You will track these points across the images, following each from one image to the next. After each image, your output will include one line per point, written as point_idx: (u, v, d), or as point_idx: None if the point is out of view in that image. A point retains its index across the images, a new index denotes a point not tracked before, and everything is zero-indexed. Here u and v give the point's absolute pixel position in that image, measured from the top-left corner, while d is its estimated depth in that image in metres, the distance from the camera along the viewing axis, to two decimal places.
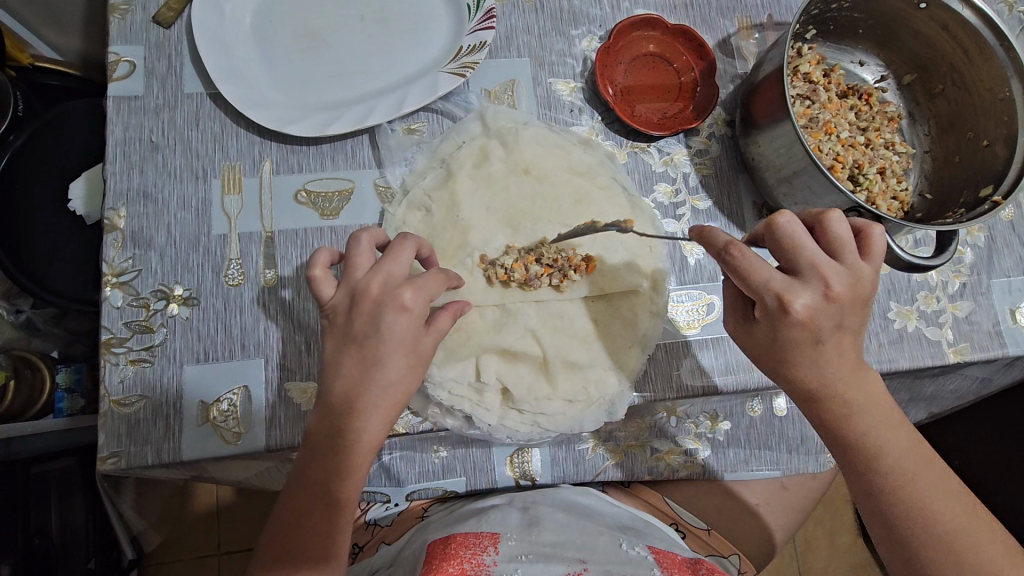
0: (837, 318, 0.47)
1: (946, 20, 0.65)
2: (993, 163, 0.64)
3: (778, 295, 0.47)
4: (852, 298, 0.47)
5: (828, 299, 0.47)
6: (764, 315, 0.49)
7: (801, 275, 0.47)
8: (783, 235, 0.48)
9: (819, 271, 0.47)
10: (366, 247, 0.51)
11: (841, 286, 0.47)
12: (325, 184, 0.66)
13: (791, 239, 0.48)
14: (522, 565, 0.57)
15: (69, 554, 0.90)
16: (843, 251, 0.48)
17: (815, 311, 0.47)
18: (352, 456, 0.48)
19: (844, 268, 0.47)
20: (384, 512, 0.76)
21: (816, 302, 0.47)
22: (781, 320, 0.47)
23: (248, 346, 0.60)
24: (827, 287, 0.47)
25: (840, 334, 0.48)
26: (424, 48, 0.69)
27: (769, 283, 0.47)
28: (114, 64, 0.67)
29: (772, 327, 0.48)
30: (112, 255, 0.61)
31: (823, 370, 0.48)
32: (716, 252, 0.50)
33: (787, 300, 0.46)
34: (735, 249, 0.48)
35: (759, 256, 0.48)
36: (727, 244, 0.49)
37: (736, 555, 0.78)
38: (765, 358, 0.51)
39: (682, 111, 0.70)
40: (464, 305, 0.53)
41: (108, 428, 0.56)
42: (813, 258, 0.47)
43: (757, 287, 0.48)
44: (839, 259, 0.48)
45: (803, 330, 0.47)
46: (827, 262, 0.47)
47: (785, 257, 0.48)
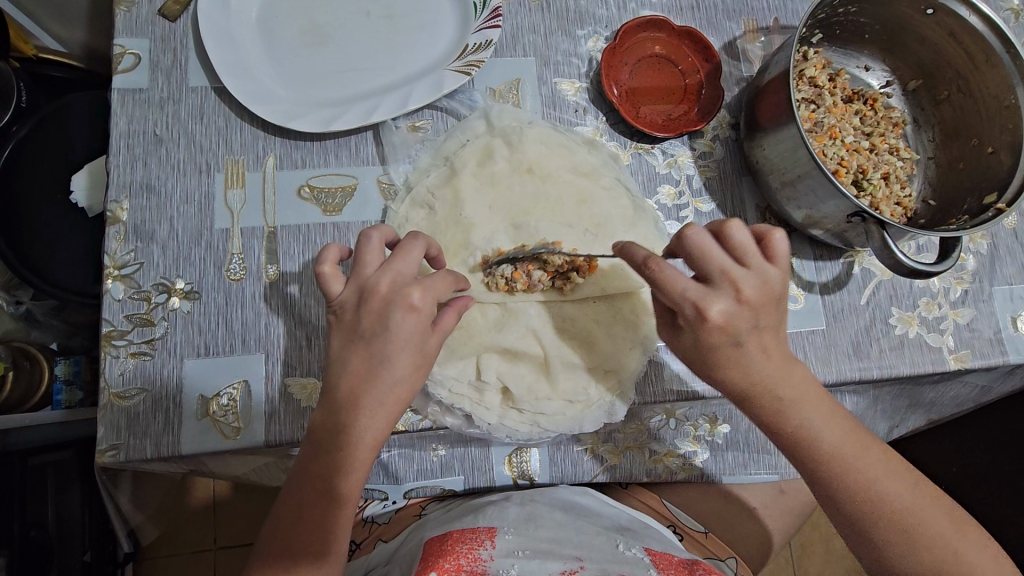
0: (753, 319, 0.49)
1: (954, 27, 0.65)
2: (996, 170, 0.65)
3: (694, 303, 0.48)
4: (764, 300, 0.49)
5: (741, 304, 0.48)
6: (685, 323, 0.50)
7: (713, 283, 0.49)
8: (690, 246, 0.49)
9: (730, 277, 0.49)
10: (377, 245, 0.50)
11: (752, 291, 0.48)
12: (328, 180, 0.66)
13: (699, 249, 0.49)
14: (519, 561, 0.59)
15: (64, 546, 0.89)
16: (749, 256, 0.50)
17: (728, 316, 0.48)
18: (353, 453, 0.48)
19: (752, 272, 0.49)
20: (381, 509, 0.77)
21: (730, 308, 0.48)
22: (701, 327, 0.49)
23: (249, 341, 0.60)
24: (739, 291, 0.48)
25: (759, 335, 0.49)
26: (430, 46, 0.69)
27: (685, 293, 0.48)
28: (119, 56, 0.67)
29: (694, 336, 0.50)
30: (114, 248, 0.61)
31: (755, 372, 0.50)
32: (635, 265, 0.52)
33: (703, 308, 0.48)
34: (652, 263, 0.50)
35: (673, 268, 0.49)
36: (645, 259, 0.50)
37: (733, 559, 0.77)
38: (693, 365, 0.52)
39: (686, 113, 0.70)
40: (469, 302, 0.53)
41: (108, 421, 0.56)
42: (723, 265, 0.49)
43: (675, 298, 0.49)
44: (746, 264, 0.49)
45: (721, 334, 0.48)
46: (736, 268, 0.49)
47: (698, 266, 0.50)
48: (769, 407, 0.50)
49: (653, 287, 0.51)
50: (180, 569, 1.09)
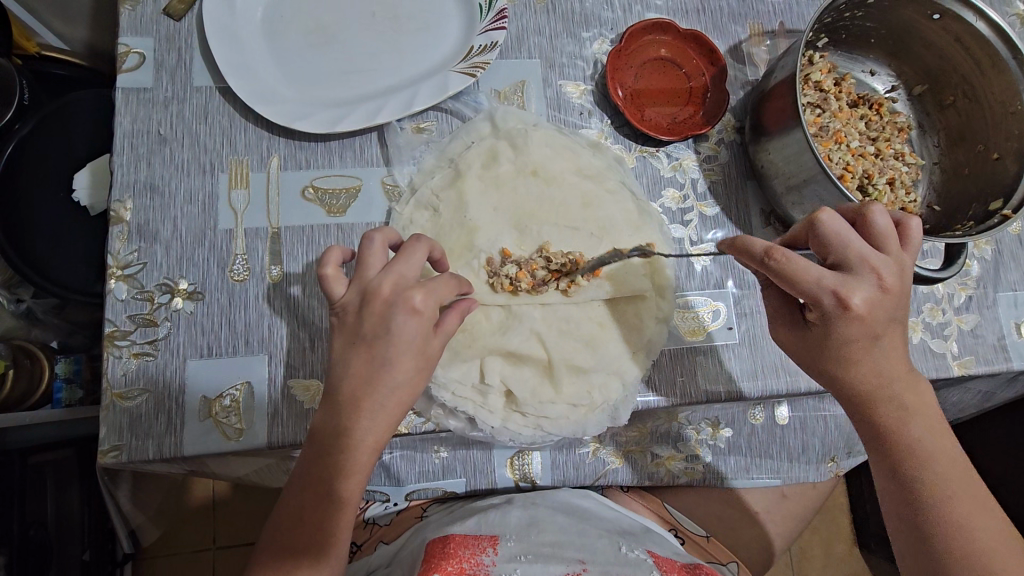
0: (891, 308, 0.48)
1: (961, 32, 0.64)
2: (1002, 177, 0.65)
3: (835, 292, 0.47)
4: (903, 286, 0.48)
5: (884, 291, 0.47)
6: (819, 315, 0.49)
7: (852, 271, 0.47)
8: (827, 235, 0.48)
9: (869, 264, 0.47)
10: (379, 246, 0.50)
11: (892, 276, 0.47)
12: (332, 181, 0.66)
13: (836, 237, 0.48)
14: (521, 565, 0.57)
15: (63, 544, 0.89)
16: (886, 242, 0.49)
17: (870, 304, 0.47)
18: (354, 454, 0.48)
19: (890, 258, 0.48)
20: (382, 510, 0.76)
21: (873, 295, 0.47)
22: (839, 317, 0.47)
23: (252, 342, 0.60)
24: (882, 278, 0.47)
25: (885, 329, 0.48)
26: (435, 47, 0.68)
27: (824, 281, 0.47)
28: (124, 55, 0.66)
29: (828, 327, 0.49)
30: (117, 248, 0.61)
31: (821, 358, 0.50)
32: (755, 259, 0.49)
33: (845, 297, 0.46)
34: (776, 254, 0.47)
35: (805, 258, 0.47)
36: (768, 249, 0.48)
37: (734, 563, 0.74)
38: (815, 358, 0.52)
39: (691, 116, 0.70)
40: (472, 304, 0.53)
41: (110, 421, 0.56)
42: (862, 253, 0.48)
43: (812, 289, 0.47)
44: (883, 250, 0.48)
45: (860, 324, 0.47)
46: (874, 254, 0.48)
47: (832, 255, 0.49)
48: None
49: (779, 280, 0.48)
50: (179, 569, 1.08)
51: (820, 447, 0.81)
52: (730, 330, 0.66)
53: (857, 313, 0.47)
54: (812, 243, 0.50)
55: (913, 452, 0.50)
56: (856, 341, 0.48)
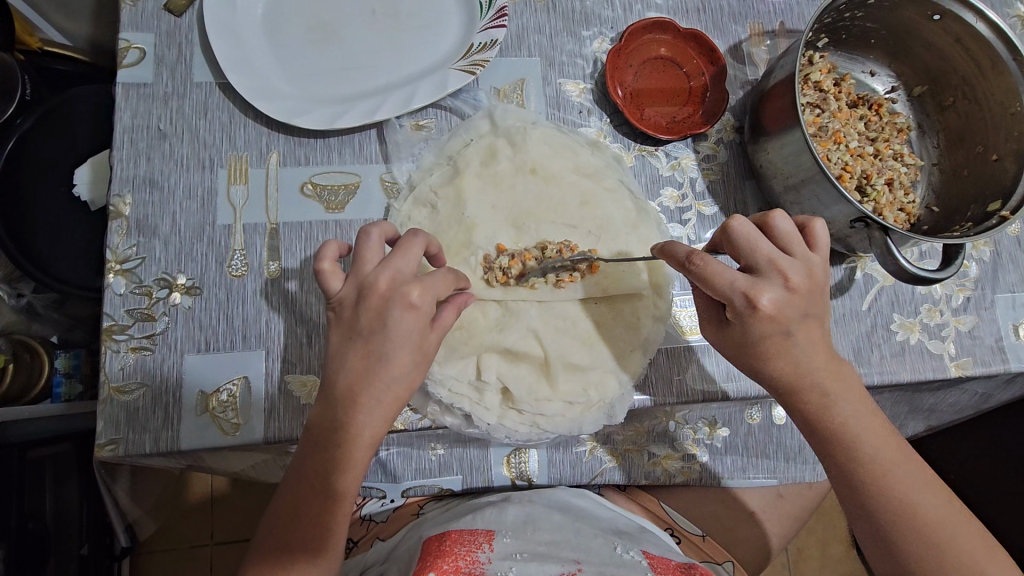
0: (803, 307, 0.49)
1: (961, 33, 0.64)
2: (1001, 177, 0.64)
3: (745, 294, 0.48)
4: (812, 286, 0.49)
5: (791, 291, 0.48)
6: (734, 316, 0.50)
7: (760, 273, 0.49)
8: (737, 239, 0.49)
9: (777, 266, 0.48)
10: (376, 242, 0.50)
11: (799, 277, 0.48)
12: (330, 178, 0.66)
13: (745, 241, 0.49)
14: (517, 564, 0.57)
15: (62, 539, 0.90)
16: (792, 244, 0.50)
17: (778, 304, 0.48)
18: (352, 450, 0.48)
19: (797, 260, 0.49)
20: (379, 508, 0.77)
21: (780, 296, 0.48)
22: (752, 317, 0.48)
23: (250, 337, 0.60)
24: (788, 280, 0.48)
25: (810, 323, 0.49)
26: (435, 44, 0.69)
27: (734, 283, 0.48)
28: (124, 50, 0.66)
29: (743, 327, 0.49)
30: (116, 242, 0.61)
31: (798, 362, 0.49)
32: (678, 262, 0.51)
33: (754, 298, 0.48)
34: (696, 258, 0.49)
35: (718, 261, 0.49)
36: (687, 255, 0.50)
37: (730, 563, 0.76)
38: (737, 358, 0.52)
39: (690, 116, 0.70)
40: (469, 298, 0.53)
41: (107, 415, 0.56)
42: (770, 255, 0.49)
43: (723, 291, 0.49)
44: (790, 252, 0.49)
45: (772, 324, 0.48)
46: (781, 256, 0.49)
47: (742, 258, 0.50)
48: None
49: (698, 283, 0.50)
50: (176, 565, 1.09)
51: None
52: None
53: (767, 314, 0.48)
54: (726, 246, 0.51)
55: (868, 464, 0.49)
56: (782, 340, 0.49)
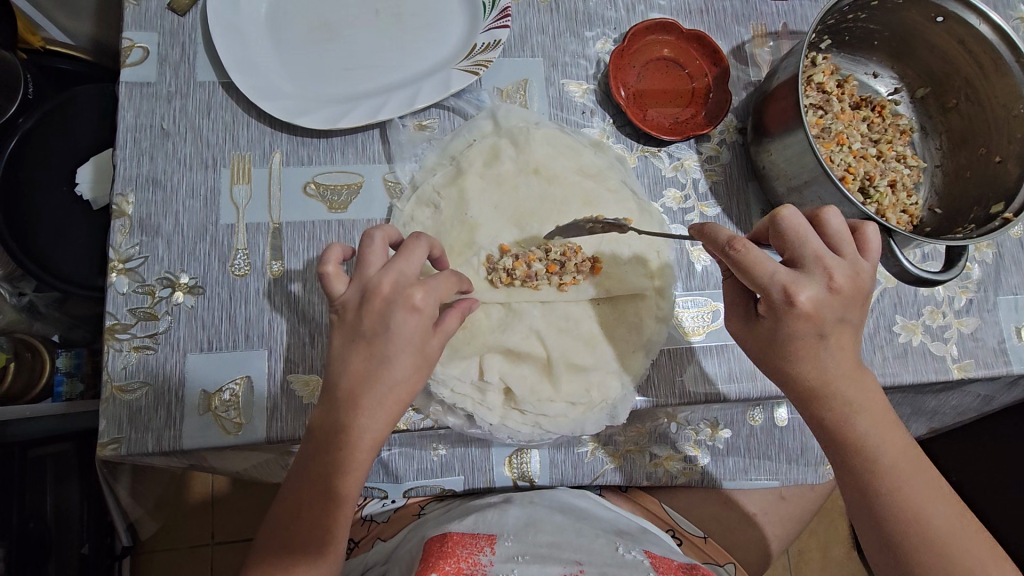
0: (841, 311, 0.48)
1: (964, 35, 0.64)
2: (1004, 180, 0.64)
3: (785, 287, 0.47)
4: (855, 289, 0.48)
5: (833, 292, 0.47)
6: (768, 309, 0.49)
7: (805, 269, 0.48)
8: (786, 229, 0.48)
9: (823, 263, 0.47)
10: (379, 245, 0.50)
11: (844, 279, 0.48)
12: (333, 178, 0.66)
13: (795, 233, 0.48)
14: (518, 565, 0.57)
15: (63, 538, 0.90)
16: (842, 245, 0.49)
17: (818, 304, 0.47)
18: (353, 452, 0.48)
19: (845, 261, 0.48)
20: (380, 508, 0.77)
21: (821, 295, 0.47)
22: (787, 313, 0.47)
23: (252, 337, 0.60)
24: (833, 280, 0.47)
25: (842, 328, 0.49)
26: (438, 44, 0.69)
27: (775, 275, 0.47)
28: (127, 49, 0.67)
29: (776, 321, 0.49)
30: (119, 241, 0.61)
31: (824, 367, 0.49)
32: (720, 247, 0.50)
33: (793, 293, 0.47)
34: (739, 244, 0.48)
35: (762, 250, 0.48)
36: (730, 240, 0.49)
37: (731, 564, 0.76)
38: (763, 354, 0.52)
39: (693, 116, 0.70)
40: (473, 303, 0.54)
41: (109, 414, 0.56)
42: (818, 251, 0.48)
43: (763, 281, 0.48)
44: (839, 252, 0.49)
45: (807, 323, 0.47)
46: (829, 255, 0.48)
47: (788, 251, 0.49)
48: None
49: (737, 271, 0.49)
50: (177, 564, 1.09)
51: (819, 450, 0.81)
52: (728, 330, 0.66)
53: (804, 312, 0.47)
54: (771, 237, 0.50)
55: (877, 470, 0.49)
56: (814, 341, 0.48)
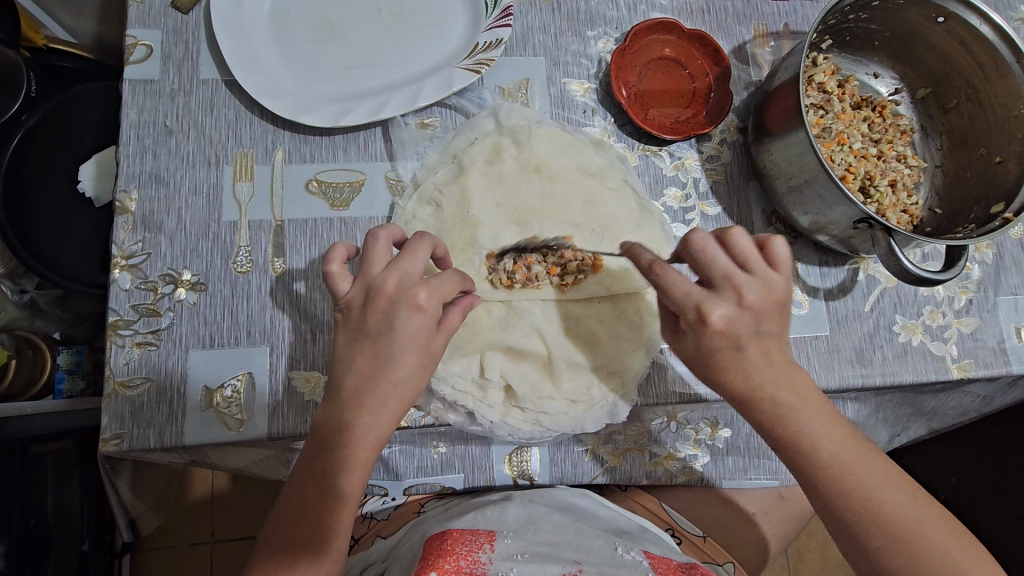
0: (755, 324, 0.49)
1: (964, 35, 0.65)
2: (1004, 180, 0.65)
3: (697, 307, 0.49)
4: (769, 305, 0.49)
5: (742, 309, 0.49)
6: (688, 327, 0.51)
7: (715, 288, 0.50)
8: (696, 251, 0.51)
9: (731, 283, 0.49)
10: (383, 245, 0.51)
11: (754, 296, 0.49)
12: (336, 175, 0.66)
13: (704, 255, 0.50)
14: (518, 564, 0.57)
15: (63, 534, 0.90)
16: (753, 262, 0.50)
17: (729, 321, 0.49)
18: (357, 450, 0.48)
19: (755, 278, 0.50)
20: (381, 505, 0.77)
21: (731, 313, 0.49)
22: (702, 331, 0.49)
23: (255, 334, 0.60)
24: (741, 298, 0.49)
25: (760, 340, 0.49)
26: (441, 43, 0.69)
27: (687, 296, 0.49)
28: (131, 47, 0.67)
29: (696, 340, 0.50)
30: (122, 238, 0.62)
31: (748, 374, 0.49)
32: (640, 270, 0.53)
33: (704, 311, 0.49)
34: (656, 268, 0.51)
35: (677, 273, 0.51)
36: (650, 265, 0.52)
37: (731, 564, 0.76)
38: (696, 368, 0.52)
39: (694, 116, 0.70)
40: (475, 300, 0.54)
41: (112, 410, 0.56)
42: (726, 271, 0.50)
43: (678, 302, 0.50)
44: (749, 269, 0.50)
45: (722, 337, 0.49)
46: (738, 274, 0.50)
47: (703, 272, 0.51)
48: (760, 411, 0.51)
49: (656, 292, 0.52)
50: (176, 561, 1.09)
51: None
52: None
53: (717, 329, 0.49)
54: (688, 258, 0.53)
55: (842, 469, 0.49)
56: (733, 354, 0.49)
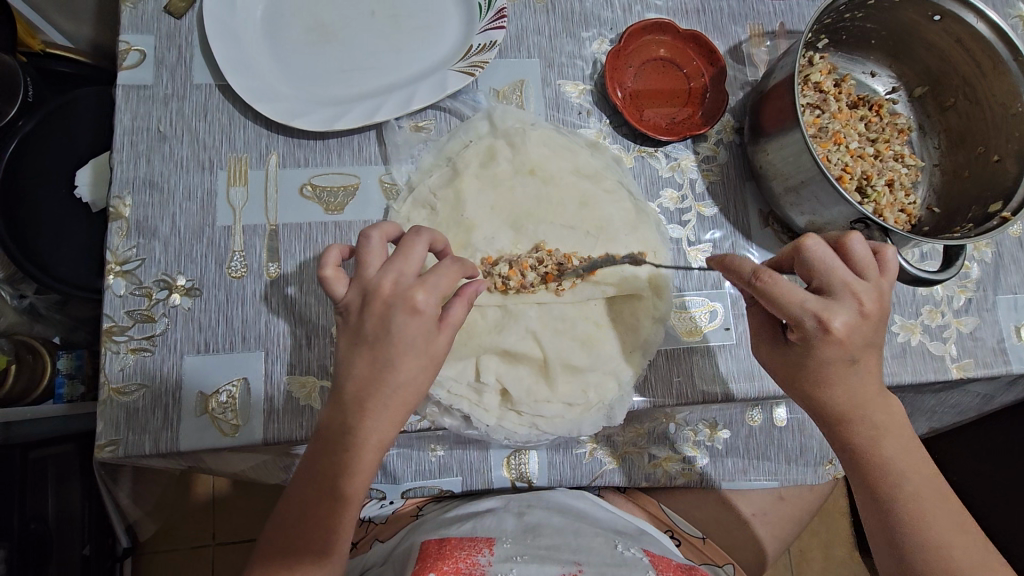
0: (870, 334, 0.48)
1: (960, 33, 0.64)
2: (1002, 178, 0.64)
3: (816, 316, 0.47)
4: (882, 313, 0.49)
5: (863, 317, 0.48)
6: (799, 337, 0.49)
7: (834, 296, 0.48)
8: (811, 259, 0.48)
9: (851, 290, 0.48)
10: (378, 244, 0.50)
11: (872, 303, 0.48)
12: (330, 179, 0.66)
13: (819, 262, 0.48)
14: (517, 565, 0.57)
15: (65, 538, 0.90)
16: (867, 271, 0.49)
17: (849, 329, 0.47)
18: (359, 454, 0.48)
19: (870, 285, 0.48)
20: (378, 509, 0.76)
21: (853, 321, 0.47)
22: (821, 340, 0.48)
23: (249, 339, 0.60)
24: (862, 305, 0.47)
25: (870, 352, 0.49)
26: (435, 46, 0.69)
27: (806, 306, 0.47)
28: (125, 52, 0.67)
29: (808, 349, 0.49)
30: (116, 243, 0.61)
31: (851, 389, 0.50)
32: (745, 279, 0.50)
33: (827, 321, 0.47)
34: (765, 275, 0.48)
35: (791, 281, 0.48)
36: (757, 271, 0.49)
37: (731, 565, 0.76)
38: (794, 382, 0.52)
39: (690, 116, 0.70)
40: (480, 287, 0.52)
41: (107, 416, 0.56)
42: (844, 278, 0.48)
43: (794, 311, 0.48)
44: (862, 277, 0.49)
45: (839, 349, 0.48)
46: (856, 281, 0.48)
47: (815, 279, 0.49)
48: (815, 407, 0.52)
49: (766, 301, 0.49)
50: (176, 564, 1.09)
51: (819, 450, 0.80)
52: (726, 331, 0.66)
53: (837, 338, 0.47)
54: (796, 266, 0.50)
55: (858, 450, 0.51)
56: (845, 365, 0.49)
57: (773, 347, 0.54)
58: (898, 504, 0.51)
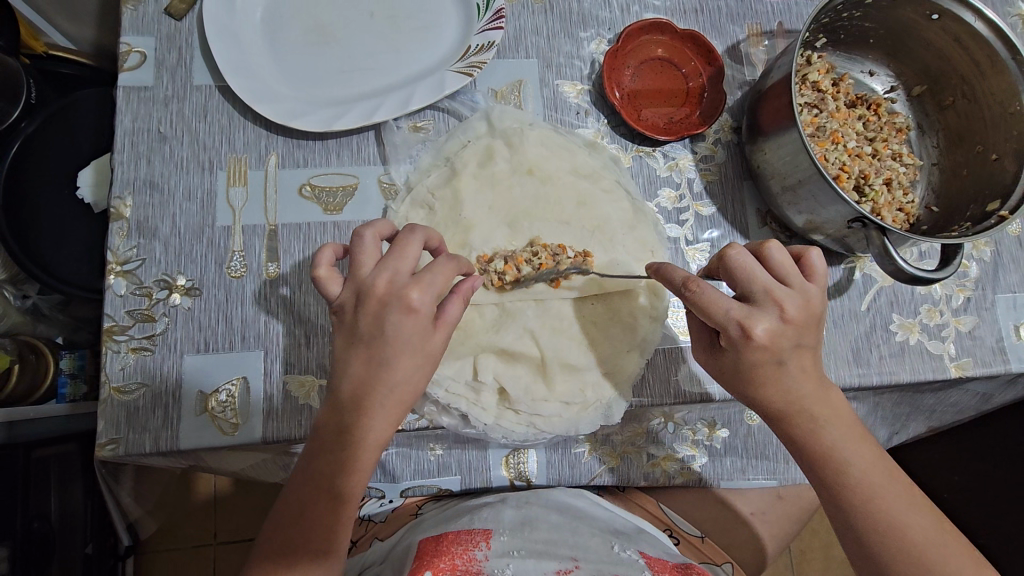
0: (796, 338, 0.50)
1: (958, 31, 0.64)
2: (1001, 177, 0.64)
3: (739, 323, 0.49)
4: (807, 317, 0.50)
5: (785, 322, 0.49)
6: (728, 343, 0.51)
7: (756, 303, 0.50)
8: (733, 267, 0.51)
9: (773, 297, 0.49)
10: (371, 243, 0.50)
11: (795, 309, 0.49)
12: (329, 179, 0.66)
13: (741, 270, 0.50)
14: (513, 560, 0.58)
15: (67, 539, 0.90)
16: (790, 276, 0.51)
17: (772, 334, 0.49)
18: (358, 453, 0.48)
19: (794, 291, 0.50)
20: (378, 508, 0.77)
21: (775, 326, 0.49)
22: (746, 346, 0.49)
23: (249, 338, 0.61)
24: (783, 311, 0.49)
25: (802, 352, 0.51)
26: (433, 47, 0.69)
27: (729, 312, 0.49)
28: (126, 54, 0.67)
29: (736, 354, 0.51)
30: (117, 244, 0.62)
31: (788, 389, 0.51)
32: (675, 288, 0.53)
33: (748, 328, 0.49)
34: (692, 284, 0.51)
35: (715, 289, 0.50)
36: (685, 281, 0.51)
37: (729, 564, 0.76)
38: (731, 385, 0.54)
39: (688, 116, 0.70)
40: (475, 284, 0.53)
41: (107, 415, 0.57)
42: (767, 285, 0.50)
43: (719, 318, 0.50)
44: (787, 283, 0.50)
45: (764, 353, 0.49)
46: (778, 287, 0.50)
47: (739, 287, 0.51)
48: (754, 407, 0.53)
49: (695, 309, 0.51)
50: (179, 563, 1.09)
51: None
52: None
53: (761, 343, 0.49)
54: (724, 274, 0.53)
55: (848, 460, 0.51)
56: (776, 367, 0.50)
57: (709, 352, 0.55)
58: (880, 515, 0.50)
